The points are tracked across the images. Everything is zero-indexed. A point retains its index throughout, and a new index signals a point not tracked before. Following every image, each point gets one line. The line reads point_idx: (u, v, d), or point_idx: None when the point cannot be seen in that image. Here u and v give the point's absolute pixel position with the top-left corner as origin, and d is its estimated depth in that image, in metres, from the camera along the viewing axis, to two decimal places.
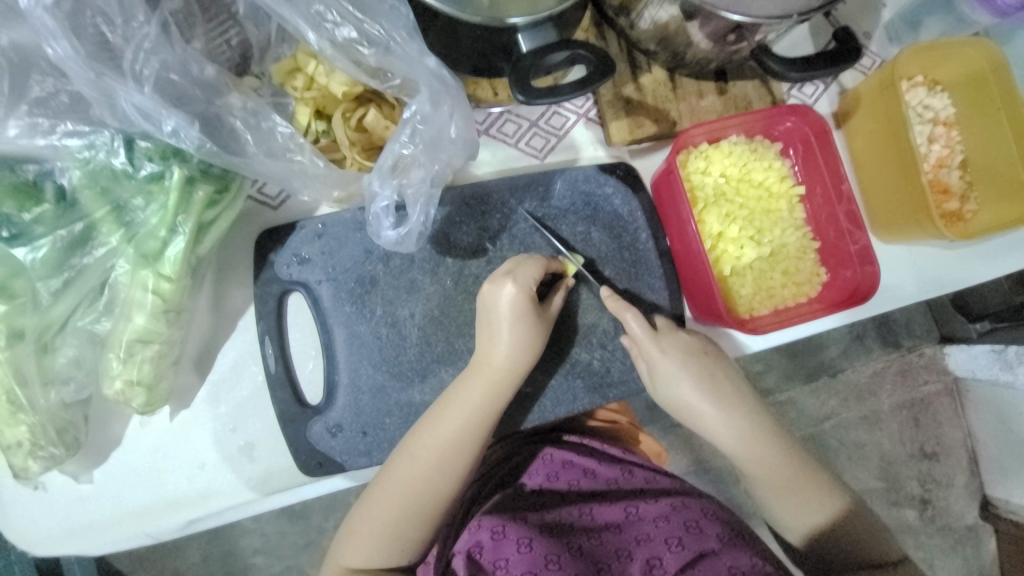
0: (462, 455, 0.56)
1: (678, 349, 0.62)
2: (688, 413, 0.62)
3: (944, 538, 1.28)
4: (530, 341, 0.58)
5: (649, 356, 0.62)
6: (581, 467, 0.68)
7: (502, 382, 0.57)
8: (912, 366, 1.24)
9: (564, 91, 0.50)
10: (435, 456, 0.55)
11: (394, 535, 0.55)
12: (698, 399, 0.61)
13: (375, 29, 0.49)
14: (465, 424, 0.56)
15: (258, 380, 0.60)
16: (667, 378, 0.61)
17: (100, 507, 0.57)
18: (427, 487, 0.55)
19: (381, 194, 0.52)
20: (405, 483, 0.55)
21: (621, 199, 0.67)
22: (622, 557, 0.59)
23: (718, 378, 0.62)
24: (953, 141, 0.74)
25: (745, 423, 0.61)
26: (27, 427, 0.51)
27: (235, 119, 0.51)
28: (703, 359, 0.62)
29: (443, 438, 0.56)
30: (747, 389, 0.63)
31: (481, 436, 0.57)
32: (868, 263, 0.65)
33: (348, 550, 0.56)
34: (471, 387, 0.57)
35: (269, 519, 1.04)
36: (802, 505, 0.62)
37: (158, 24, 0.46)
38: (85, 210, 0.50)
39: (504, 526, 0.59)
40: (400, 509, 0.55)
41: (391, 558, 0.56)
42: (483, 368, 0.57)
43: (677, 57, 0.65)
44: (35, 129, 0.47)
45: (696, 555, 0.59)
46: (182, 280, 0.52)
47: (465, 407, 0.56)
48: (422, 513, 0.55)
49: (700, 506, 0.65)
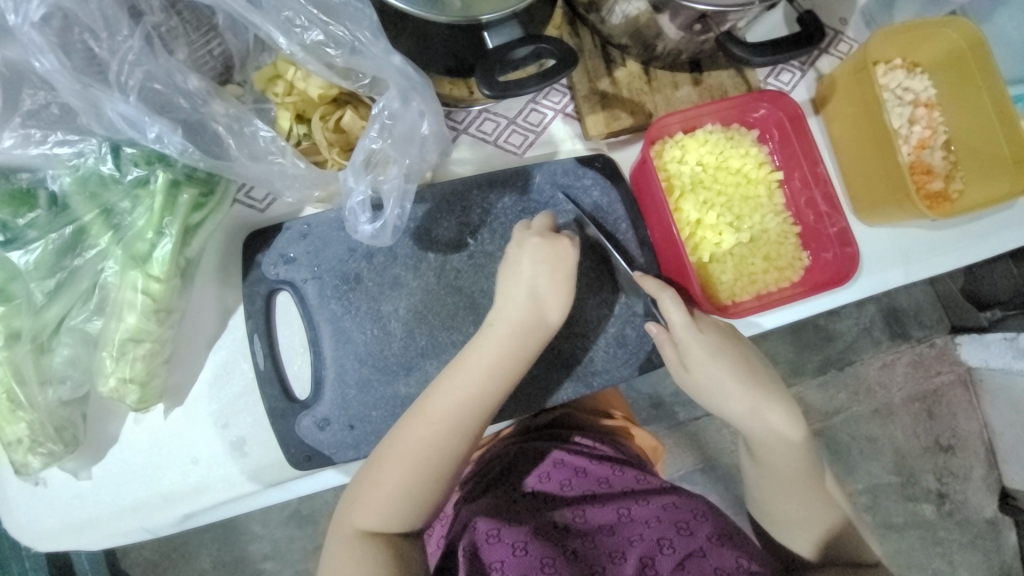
0: (479, 412, 0.56)
1: (716, 332, 0.62)
2: (720, 397, 0.62)
3: (963, 532, 1.25)
4: (549, 296, 0.59)
5: (683, 339, 0.61)
6: (572, 467, 0.69)
7: (521, 336, 0.58)
8: (924, 357, 1.22)
9: (530, 84, 0.51)
10: (452, 413, 0.56)
11: (409, 493, 0.55)
12: (734, 382, 0.62)
13: (340, 31, 0.51)
14: (485, 382, 0.57)
15: (249, 376, 0.62)
16: (702, 360, 0.61)
17: (100, 503, 0.59)
18: (443, 447, 0.55)
19: (356, 189, 0.53)
20: (421, 443, 0.55)
21: (600, 191, 0.69)
22: (615, 558, 0.60)
23: (750, 361, 0.64)
24: (935, 121, 0.75)
25: (780, 415, 0.62)
26: (26, 424, 0.53)
27: (219, 125, 0.53)
28: (739, 345, 0.63)
29: (460, 398, 0.56)
30: (779, 383, 0.65)
31: (499, 396, 0.57)
32: (848, 245, 0.66)
33: (360, 512, 0.54)
34: (493, 345, 0.57)
35: (278, 524, 1.06)
36: (806, 505, 0.63)
37: (141, 37, 0.49)
38: (75, 214, 0.53)
39: (499, 530, 0.59)
40: (416, 469, 0.55)
41: (401, 520, 0.55)
42: (502, 327, 0.58)
43: (649, 49, 0.66)
44: (28, 140, 0.50)
45: (684, 556, 0.59)
46: (171, 280, 0.55)
47: (483, 368, 0.57)
48: (437, 470, 0.55)
49: (690, 506, 0.65)
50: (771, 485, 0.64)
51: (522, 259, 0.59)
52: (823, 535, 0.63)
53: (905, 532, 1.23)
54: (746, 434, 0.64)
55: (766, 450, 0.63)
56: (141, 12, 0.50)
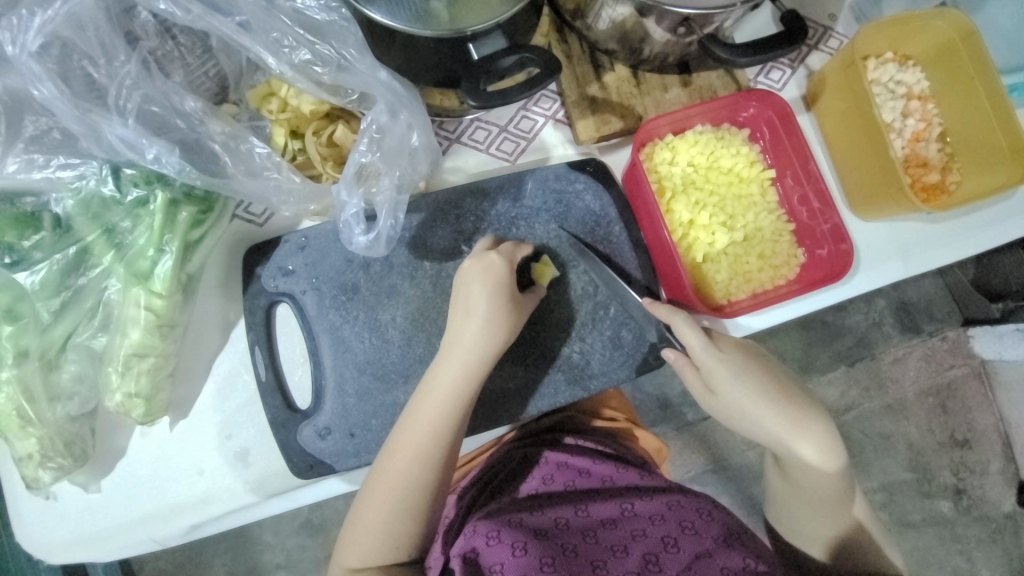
0: (439, 442, 0.58)
1: (735, 349, 0.62)
2: (746, 418, 0.61)
3: (983, 528, 1.22)
4: (503, 324, 0.59)
5: (705, 364, 0.61)
6: (575, 468, 0.69)
7: (477, 363, 0.59)
8: (935, 351, 1.20)
9: (514, 93, 0.52)
10: (416, 447, 0.58)
11: (387, 531, 0.57)
12: (759, 401, 0.60)
13: (326, 50, 0.52)
14: (440, 410, 0.58)
15: (251, 388, 0.63)
16: (727, 381, 0.60)
17: (110, 515, 0.61)
18: (413, 479, 0.57)
19: (350, 202, 0.54)
20: (391, 479, 0.57)
21: (593, 195, 0.69)
22: (618, 552, 0.59)
23: (775, 375, 0.63)
24: (929, 114, 0.75)
25: (816, 432, 0.60)
26: (36, 439, 0.55)
27: (215, 144, 0.55)
28: (762, 363, 0.63)
29: (420, 430, 0.58)
30: (813, 400, 0.63)
31: (456, 419, 0.59)
32: (842, 241, 0.66)
33: (348, 552, 0.58)
34: (447, 373, 0.59)
35: (291, 533, 1.07)
36: (824, 515, 0.63)
37: (138, 61, 0.50)
38: (79, 234, 0.54)
39: (499, 531, 0.59)
40: (390, 505, 0.57)
41: (387, 555, 0.57)
42: (455, 354, 0.59)
43: (635, 53, 0.66)
44: (31, 164, 0.52)
45: (691, 557, 0.58)
46: (173, 296, 0.56)
47: (439, 396, 0.58)
48: (410, 503, 0.57)
49: (696, 505, 0.64)
50: (790, 494, 0.64)
51: (477, 281, 0.59)
52: (837, 543, 0.63)
53: (923, 529, 1.21)
54: (778, 454, 0.62)
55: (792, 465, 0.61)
56: (137, 37, 0.51)
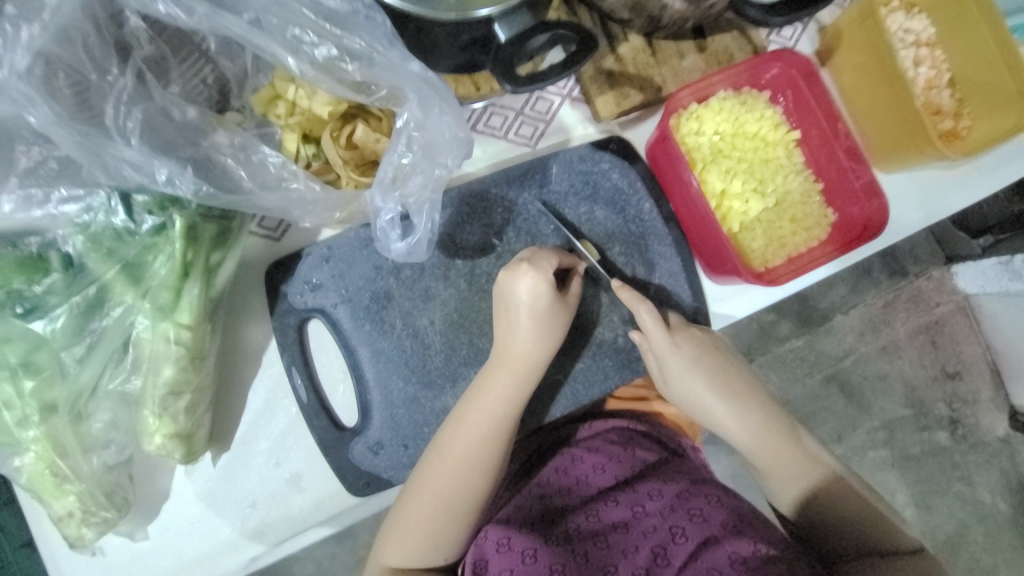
0: (491, 449, 0.57)
1: (693, 343, 0.63)
2: (697, 407, 0.64)
3: (978, 452, 1.29)
4: (548, 329, 0.58)
5: (660, 351, 0.63)
6: (591, 463, 0.65)
7: (525, 373, 0.58)
8: (923, 292, 1.24)
9: (552, 74, 0.48)
10: (464, 452, 0.56)
11: (430, 534, 0.56)
12: (706, 393, 0.63)
13: (355, 42, 0.49)
14: (495, 418, 0.57)
15: (292, 411, 0.61)
16: (677, 372, 0.63)
17: (162, 561, 0.58)
18: (461, 483, 0.56)
19: (385, 207, 0.52)
20: (436, 485, 0.56)
21: (619, 173, 0.67)
22: (628, 553, 0.57)
23: (728, 372, 0.64)
24: (938, 60, 0.74)
25: (758, 420, 0.63)
26: (75, 496, 0.51)
27: (226, 157, 0.50)
28: (716, 354, 0.64)
29: (472, 436, 0.56)
30: (756, 383, 0.66)
31: (509, 428, 0.57)
32: (876, 196, 0.66)
33: (386, 552, 0.57)
34: (501, 380, 0.57)
35: (316, 545, 1.03)
36: (783, 472, 0.63)
37: (133, 75, 0.47)
38: (95, 273, 0.49)
39: (509, 537, 0.56)
40: (435, 508, 0.56)
41: (426, 556, 0.57)
42: (504, 360, 0.58)
43: (653, 21, 0.63)
44: (30, 201, 0.47)
45: (698, 544, 0.56)
46: (201, 326, 0.52)
47: (490, 402, 0.57)
48: (456, 508, 0.56)
49: (704, 492, 0.61)
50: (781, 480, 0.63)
51: (519, 278, 0.57)
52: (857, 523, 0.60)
53: (924, 460, 1.27)
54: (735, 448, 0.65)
55: (753, 454, 0.63)
56: (129, 46, 0.48)
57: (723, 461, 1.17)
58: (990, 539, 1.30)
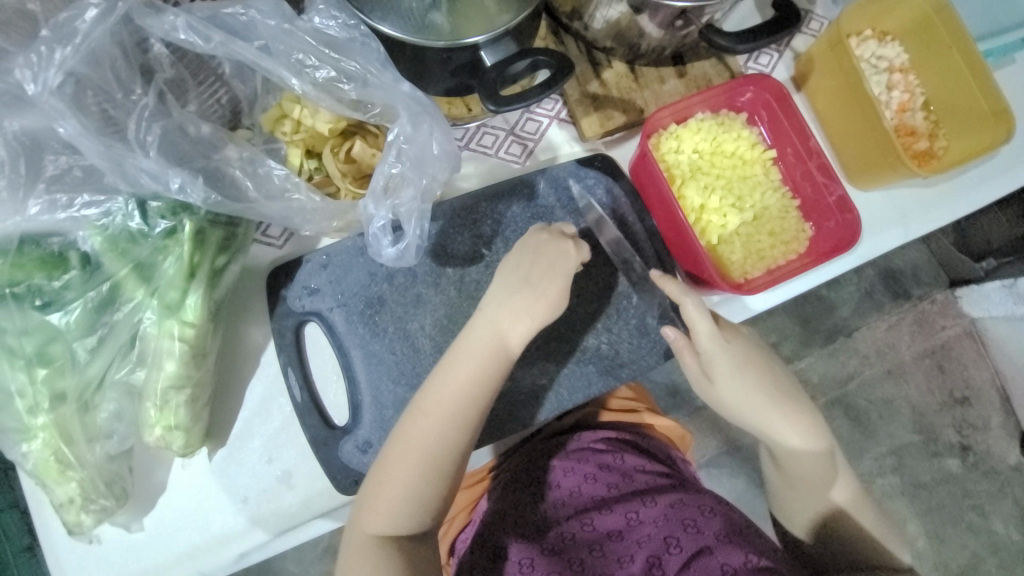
0: (475, 404, 0.57)
1: (741, 344, 0.63)
2: (740, 408, 0.63)
3: (989, 481, 1.26)
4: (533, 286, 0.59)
5: (707, 351, 0.62)
6: (583, 473, 0.67)
7: (509, 328, 0.59)
8: (927, 315, 1.25)
9: (531, 95, 0.53)
10: (449, 405, 0.56)
11: (414, 494, 0.55)
12: (757, 393, 0.63)
13: (350, 65, 0.54)
14: (478, 371, 0.57)
15: (287, 410, 0.63)
16: (724, 373, 0.62)
17: (156, 554, 0.60)
18: (445, 438, 0.56)
19: (377, 215, 0.56)
20: (420, 440, 0.56)
21: (604, 188, 0.70)
22: (623, 562, 0.58)
23: (774, 373, 0.64)
24: (912, 85, 0.78)
25: (802, 425, 0.63)
26: (77, 483, 0.54)
27: (235, 169, 0.55)
28: (761, 356, 0.64)
29: (458, 389, 0.57)
30: (800, 389, 0.66)
31: (494, 381, 0.58)
32: (848, 211, 0.69)
33: (368, 518, 0.55)
34: (471, 356, 0.58)
35: (314, 560, 1.03)
36: (802, 482, 0.64)
37: (154, 95, 0.52)
38: (109, 271, 0.54)
39: (507, 546, 0.60)
40: (419, 463, 0.55)
41: (408, 518, 0.55)
42: (488, 315, 0.59)
43: (633, 49, 0.68)
44: (54, 205, 0.52)
45: (692, 555, 0.57)
46: (204, 324, 0.56)
47: (476, 355, 0.58)
48: (440, 465, 0.56)
49: (698, 502, 0.62)
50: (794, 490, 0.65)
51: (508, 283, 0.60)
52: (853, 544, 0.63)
53: (934, 488, 1.25)
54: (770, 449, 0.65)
55: (787, 458, 0.64)
56: (152, 70, 0.53)
57: (726, 484, 1.16)
58: (1005, 572, 1.25)
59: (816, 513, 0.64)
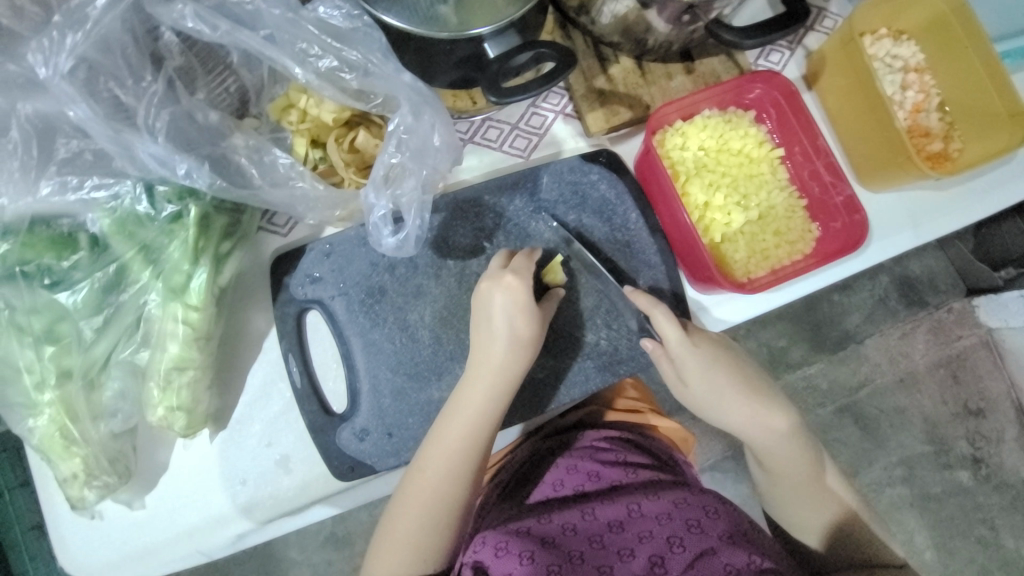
0: (471, 457, 0.58)
1: (708, 344, 0.63)
2: (716, 407, 0.63)
3: (1002, 495, 1.23)
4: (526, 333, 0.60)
5: (677, 355, 0.62)
6: (586, 471, 0.66)
7: (503, 379, 0.60)
8: (942, 323, 1.22)
9: (532, 86, 0.52)
10: (447, 461, 0.58)
11: (419, 546, 0.57)
12: (728, 391, 0.63)
13: (352, 55, 0.55)
14: (473, 424, 0.59)
15: (287, 395, 0.64)
16: (695, 373, 0.62)
17: (156, 531, 0.61)
18: (445, 491, 0.57)
19: (378, 204, 0.56)
20: (421, 494, 0.58)
21: (607, 184, 0.70)
22: (623, 556, 0.57)
23: (742, 368, 0.65)
24: (927, 85, 0.76)
25: (778, 416, 0.63)
26: (81, 458, 0.56)
27: (240, 157, 0.56)
28: (732, 354, 0.64)
29: (454, 443, 0.58)
30: (771, 383, 0.66)
31: (488, 434, 0.59)
32: (856, 212, 0.68)
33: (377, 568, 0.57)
34: (470, 383, 0.60)
35: (316, 548, 1.05)
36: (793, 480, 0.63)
37: (163, 81, 0.53)
38: (116, 253, 0.55)
39: (507, 540, 0.56)
40: (421, 518, 0.57)
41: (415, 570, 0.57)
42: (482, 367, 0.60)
43: (640, 44, 0.67)
44: (64, 187, 0.53)
45: (695, 555, 0.56)
46: (208, 308, 0.57)
47: (469, 410, 0.59)
48: (442, 518, 0.57)
49: (701, 503, 0.62)
50: (786, 488, 0.64)
51: (503, 292, 0.60)
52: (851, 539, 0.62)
53: (944, 501, 1.22)
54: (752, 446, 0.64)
55: (768, 454, 0.63)
56: (162, 58, 0.54)
57: (728, 488, 1.15)
58: None
59: (812, 513, 0.63)
